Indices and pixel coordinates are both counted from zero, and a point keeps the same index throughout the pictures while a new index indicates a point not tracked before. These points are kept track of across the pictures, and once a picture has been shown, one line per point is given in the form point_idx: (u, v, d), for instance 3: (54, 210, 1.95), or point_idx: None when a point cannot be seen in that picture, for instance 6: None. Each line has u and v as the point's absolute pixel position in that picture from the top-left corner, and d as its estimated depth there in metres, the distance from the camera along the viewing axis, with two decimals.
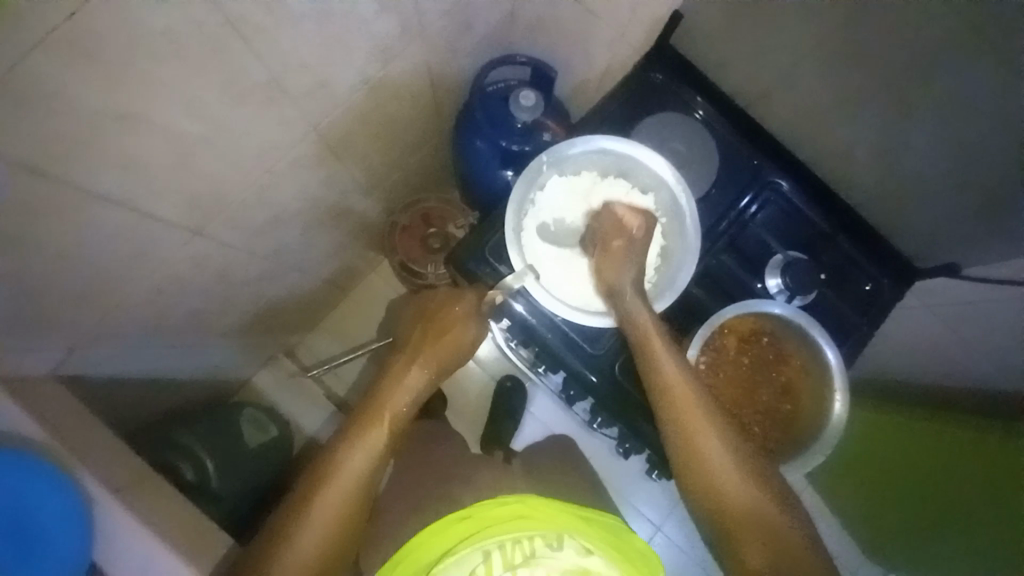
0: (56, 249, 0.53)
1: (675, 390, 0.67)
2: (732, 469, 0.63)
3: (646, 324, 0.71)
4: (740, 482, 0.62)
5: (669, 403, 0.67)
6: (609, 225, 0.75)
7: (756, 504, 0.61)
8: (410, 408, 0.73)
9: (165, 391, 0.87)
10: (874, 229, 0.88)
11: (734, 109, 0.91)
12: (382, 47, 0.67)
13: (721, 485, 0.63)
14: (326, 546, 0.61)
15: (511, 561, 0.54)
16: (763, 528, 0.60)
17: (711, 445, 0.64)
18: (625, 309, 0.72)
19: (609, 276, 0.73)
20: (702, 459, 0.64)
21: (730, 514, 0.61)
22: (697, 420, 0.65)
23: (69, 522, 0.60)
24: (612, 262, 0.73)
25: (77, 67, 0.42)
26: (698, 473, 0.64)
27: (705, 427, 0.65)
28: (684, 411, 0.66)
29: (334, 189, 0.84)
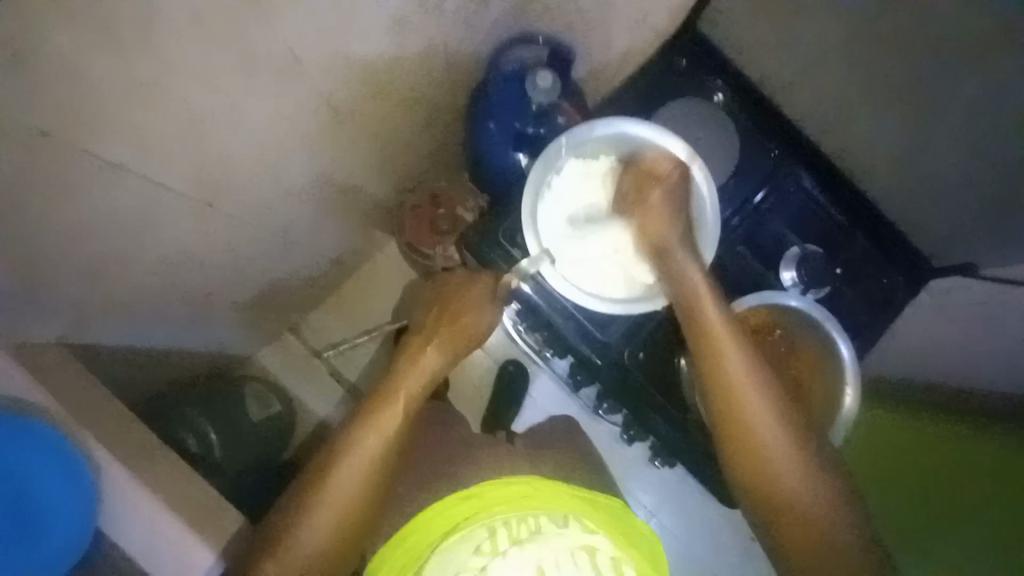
0: (66, 217, 0.52)
1: (724, 358, 0.66)
2: (777, 442, 0.63)
3: (689, 274, 0.70)
4: (783, 454, 0.63)
5: (715, 369, 0.67)
6: (641, 176, 0.74)
7: (792, 466, 0.63)
8: (422, 392, 0.73)
9: (170, 365, 0.87)
10: (890, 224, 0.88)
11: (754, 95, 0.89)
12: (398, 18, 0.64)
13: (761, 456, 0.63)
14: (339, 524, 0.62)
15: (516, 537, 0.53)
16: (797, 495, 0.62)
17: (756, 414, 0.64)
18: (673, 267, 0.71)
19: (654, 233, 0.73)
20: (746, 430, 0.64)
21: (764, 479, 0.63)
22: (746, 396, 0.65)
23: (72, 485, 0.59)
24: (652, 218, 0.73)
25: (82, 24, 0.40)
26: (737, 442, 0.65)
27: (754, 403, 0.65)
28: (730, 385, 0.66)
29: (344, 165, 0.82)
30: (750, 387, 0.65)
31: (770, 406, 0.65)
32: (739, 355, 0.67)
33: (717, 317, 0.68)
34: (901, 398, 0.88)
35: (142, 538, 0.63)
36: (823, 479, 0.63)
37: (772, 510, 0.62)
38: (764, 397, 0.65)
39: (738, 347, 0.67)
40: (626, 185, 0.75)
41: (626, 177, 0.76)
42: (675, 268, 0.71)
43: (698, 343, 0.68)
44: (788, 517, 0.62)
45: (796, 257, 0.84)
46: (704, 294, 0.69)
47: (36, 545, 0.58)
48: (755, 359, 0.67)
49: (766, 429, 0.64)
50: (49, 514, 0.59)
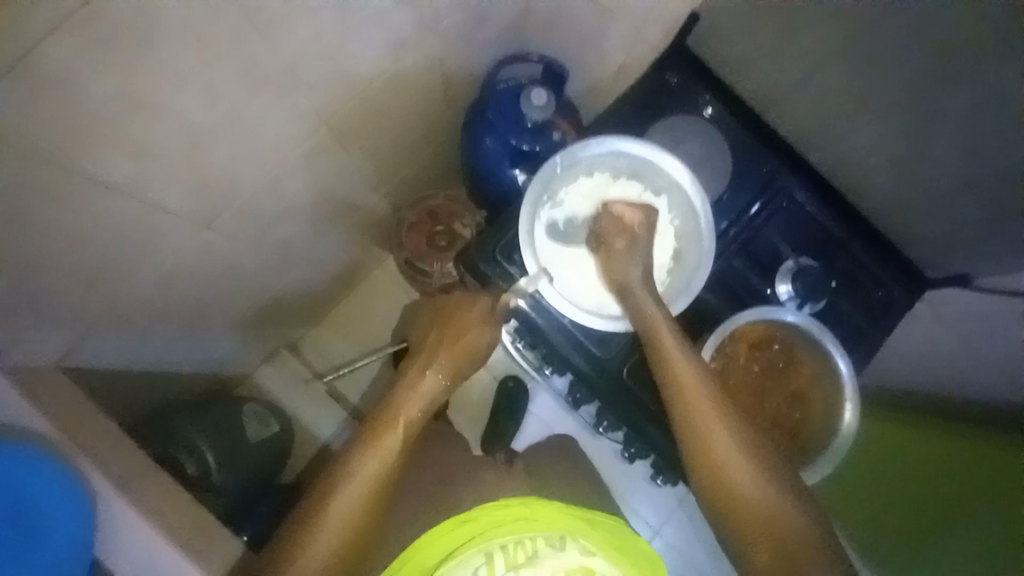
0: (63, 238, 0.52)
1: (682, 382, 0.67)
2: (745, 473, 0.63)
3: (645, 302, 0.73)
4: (752, 484, 0.62)
5: (676, 393, 0.67)
6: (609, 226, 0.76)
7: (760, 485, 0.62)
8: (423, 414, 0.73)
9: (169, 384, 0.86)
10: (884, 237, 0.89)
11: (744, 108, 0.91)
12: (395, 39, 0.66)
13: (731, 487, 0.63)
14: (338, 548, 0.61)
15: (513, 561, 0.55)
16: (771, 513, 0.61)
17: (717, 435, 0.65)
18: (633, 302, 0.73)
19: (615, 274, 0.74)
20: (715, 461, 0.64)
21: (736, 501, 0.62)
22: (711, 427, 0.65)
23: (67, 509, 0.59)
24: (613, 264, 0.74)
25: (85, 50, 0.40)
26: (706, 474, 0.64)
27: (717, 434, 0.65)
28: (694, 417, 0.66)
29: (342, 182, 0.83)
30: (714, 418, 0.66)
31: (735, 437, 0.65)
32: (702, 386, 0.67)
33: (674, 342, 0.70)
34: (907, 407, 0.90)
35: (136, 560, 0.62)
36: (790, 494, 0.62)
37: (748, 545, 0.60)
38: (724, 419, 0.66)
39: (701, 378, 0.68)
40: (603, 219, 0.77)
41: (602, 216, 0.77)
42: (634, 295, 0.73)
43: (658, 370, 0.69)
44: (762, 539, 0.60)
45: (791, 270, 0.85)
46: (663, 328, 0.71)
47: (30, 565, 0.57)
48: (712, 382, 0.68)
49: (736, 461, 0.63)
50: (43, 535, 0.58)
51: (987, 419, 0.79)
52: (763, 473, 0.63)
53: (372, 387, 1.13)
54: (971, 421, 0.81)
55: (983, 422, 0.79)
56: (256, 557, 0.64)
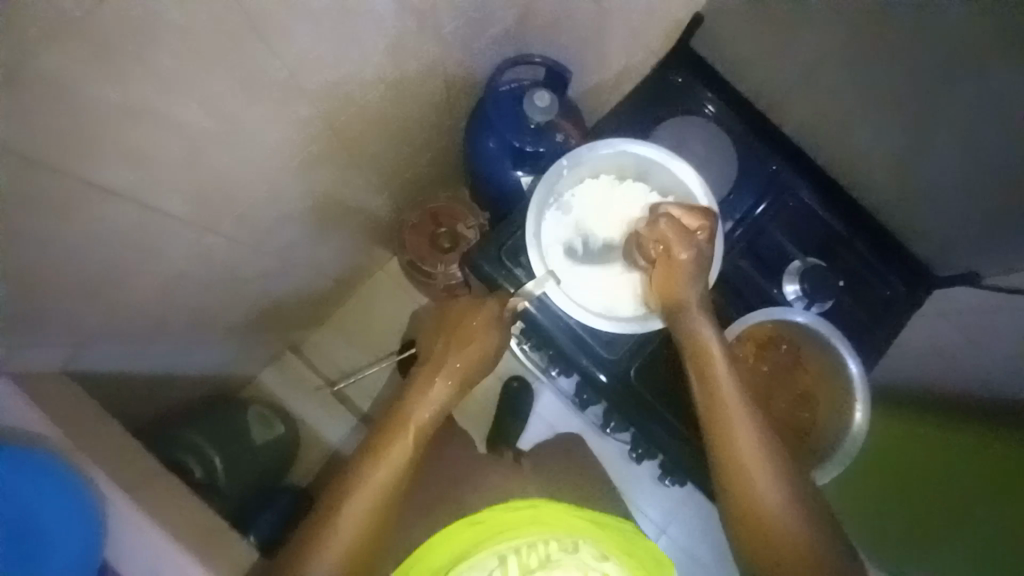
0: (65, 245, 0.52)
1: (730, 425, 0.65)
2: (800, 538, 0.60)
3: (697, 328, 0.70)
4: (804, 543, 0.60)
5: (722, 438, 0.65)
6: (665, 234, 0.70)
7: (810, 545, 0.59)
8: (432, 421, 0.73)
9: (172, 390, 0.86)
10: (892, 237, 0.88)
11: (741, 102, 0.90)
12: (397, 41, 0.65)
13: (779, 544, 0.60)
14: (349, 555, 0.61)
15: (526, 564, 0.53)
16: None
17: (763, 484, 0.63)
18: (683, 324, 0.71)
19: (672, 293, 0.71)
20: (761, 513, 0.62)
21: (780, 558, 0.60)
22: (755, 462, 0.63)
23: (74, 519, 0.59)
24: (673, 279, 0.71)
25: (85, 56, 0.40)
26: (745, 505, 0.63)
27: (762, 472, 0.63)
28: (739, 453, 0.64)
29: (343, 185, 0.83)
30: (760, 455, 0.64)
31: (778, 475, 0.63)
32: (749, 422, 0.65)
33: (724, 376, 0.68)
34: (910, 402, 0.89)
35: (148, 563, 0.62)
36: (838, 551, 0.60)
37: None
38: (773, 466, 0.63)
39: (749, 413, 0.66)
40: (645, 240, 0.73)
41: (647, 231, 0.73)
42: (659, 295, 0.73)
43: (702, 407, 0.68)
44: None
45: (798, 270, 0.84)
46: (714, 358, 0.69)
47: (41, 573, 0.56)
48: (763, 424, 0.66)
49: (782, 514, 0.61)
50: (42, 549, 0.56)
51: (992, 416, 0.75)
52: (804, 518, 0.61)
53: (378, 392, 1.12)
54: (977, 418, 0.77)
55: (990, 420, 0.75)
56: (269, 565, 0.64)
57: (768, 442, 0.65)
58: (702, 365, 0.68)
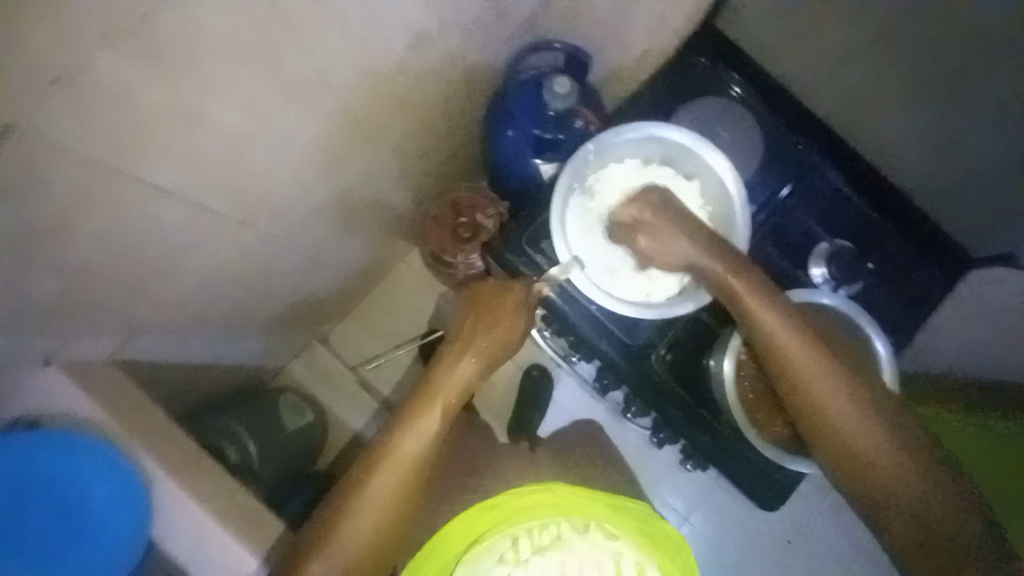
0: (116, 242, 0.54)
1: (783, 351, 0.69)
2: (870, 439, 0.66)
3: (717, 267, 0.71)
4: (874, 445, 0.66)
5: (779, 364, 0.69)
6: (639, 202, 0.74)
7: (876, 445, 0.66)
8: (458, 401, 0.76)
9: (211, 379, 0.90)
10: (926, 219, 0.86)
11: (768, 84, 0.88)
12: (421, 33, 0.66)
13: (854, 451, 0.67)
14: (378, 521, 0.68)
15: (538, 544, 0.58)
16: (886, 466, 0.66)
17: (827, 400, 0.68)
18: (706, 269, 0.72)
19: (669, 257, 0.73)
20: (828, 427, 0.68)
21: (856, 462, 0.67)
22: (851, 426, 0.67)
23: (120, 494, 0.62)
24: (662, 242, 0.72)
25: (134, 55, 0.41)
26: (822, 436, 0.68)
27: (863, 437, 0.67)
28: (821, 409, 0.68)
29: (369, 179, 0.84)
30: (854, 423, 0.67)
31: (875, 428, 0.67)
32: (832, 388, 0.68)
33: (763, 307, 0.70)
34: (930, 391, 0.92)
35: (190, 539, 0.66)
36: (904, 443, 0.66)
37: (879, 504, 0.66)
38: (832, 384, 0.68)
39: (830, 380, 0.68)
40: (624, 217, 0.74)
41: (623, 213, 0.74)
42: None
43: (754, 341, 0.70)
44: (891, 502, 0.66)
45: (825, 253, 0.83)
46: (772, 322, 0.69)
47: (87, 549, 0.60)
48: (813, 347, 0.69)
49: (848, 423, 0.67)
50: (90, 531, 0.61)
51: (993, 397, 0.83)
52: (909, 466, 0.65)
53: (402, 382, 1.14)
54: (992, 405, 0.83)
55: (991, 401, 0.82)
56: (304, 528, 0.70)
57: (861, 407, 0.67)
58: (774, 353, 0.69)
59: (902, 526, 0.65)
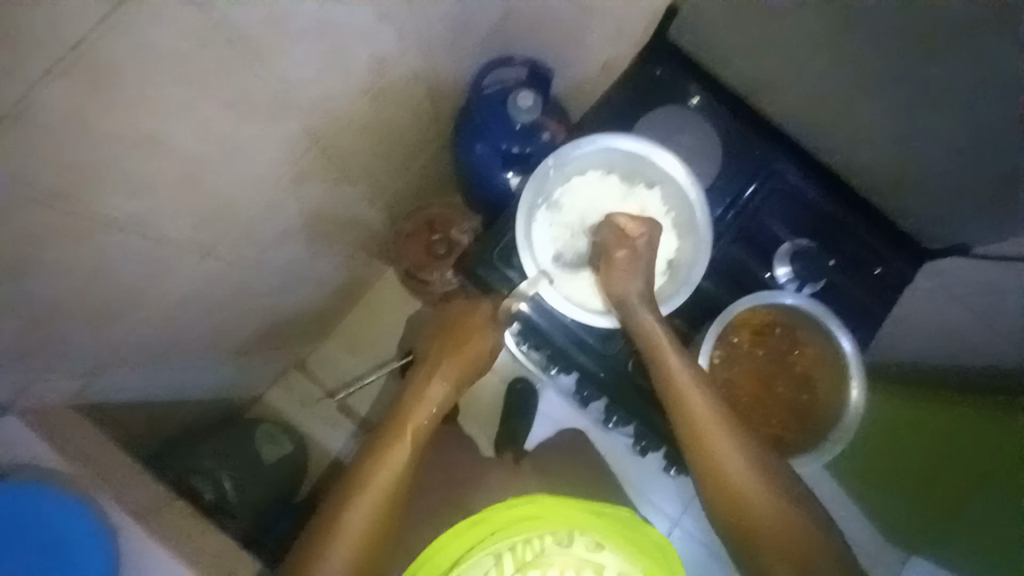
0: (68, 276, 0.53)
1: (688, 399, 0.70)
2: (759, 491, 0.67)
3: (646, 319, 0.73)
4: (764, 498, 0.66)
5: (683, 413, 0.70)
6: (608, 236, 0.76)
7: (766, 498, 0.66)
8: (431, 422, 0.76)
9: (182, 411, 0.88)
10: (881, 215, 0.87)
11: (728, 93, 0.90)
12: (379, 53, 0.66)
13: (745, 501, 0.67)
14: (355, 558, 0.64)
15: (521, 560, 0.56)
16: (775, 519, 0.65)
17: (724, 450, 0.68)
18: (630, 315, 0.74)
19: (616, 290, 0.75)
20: (724, 476, 0.68)
21: (748, 514, 0.66)
22: (744, 477, 0.67)
23: (89, 541, 0.60)
24: (616, 274, 0.75)
25: (74, 88, 0.41)
26: (720, 485, 0.68)
27: (750, 478, 0.67)
28: (719, 457, 0.68)
29: (336, 199, 0.84)
30: (751, 474, 0.67)
31: (765, 482, 0.67)
32: (731, 439, 0.68)
33: (673, 358, 0.71)
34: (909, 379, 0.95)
35: None
36: (789, 499, 0.67)
37: (761, 555, 0.65)
38: (731, 437, 0.69)
39: (731, 432, 0.69)
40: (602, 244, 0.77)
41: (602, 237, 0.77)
42: (644, 298, 0.74)
43: (661, 388, 0.72)
44: (780, 555, 0.64)
45: (789, 252, 0.85)
46: (679, 373, 0.71)
47: None
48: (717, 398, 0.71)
49: (741, 473, 0.67)
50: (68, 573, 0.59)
51: (944, 386, 0.92)
52: (799, 518, 0.66)
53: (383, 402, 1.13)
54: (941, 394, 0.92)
55: (942, 392, 0.92)
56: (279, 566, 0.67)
57: (754, 459, 0.68)
58: (676, 389, 0.70)
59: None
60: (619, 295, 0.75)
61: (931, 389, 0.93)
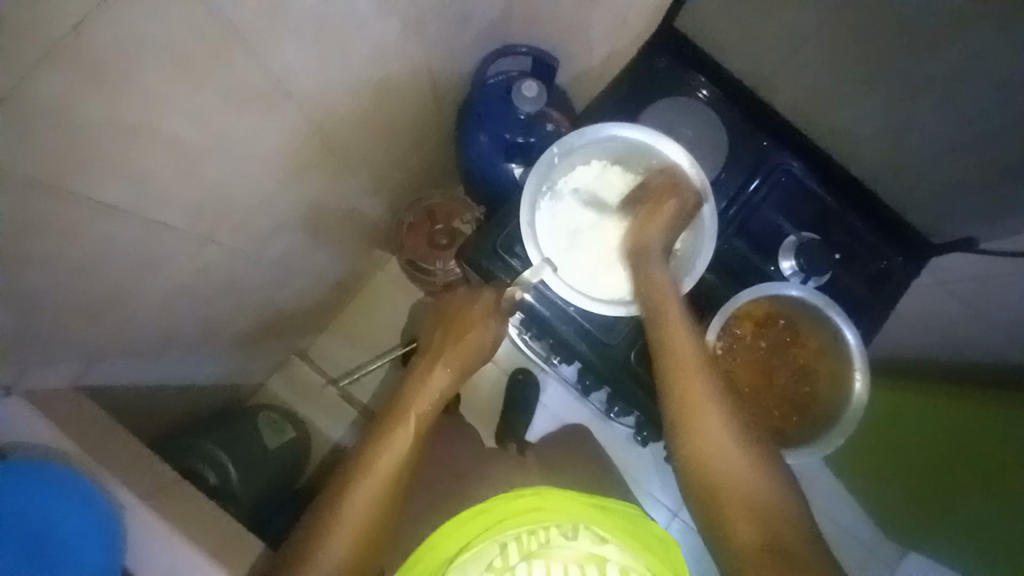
0: (69, 265, 0.52)
1: (683, 352, 0.70)
2: (733, 451, 0.65)
3: (656, 278, 0.74)
4: (737, 459, 0.65)
5: (676, 366, 0.69)
6: (659, 187, 0.77)
7: (739, 461, 0.65)
8: (433, 411, 0.77)
9: (182, 400, 0.88)
10: (890, 211, 0.88)
11: (737, 85, 0.89)
12: (381, 41, 0.65)
13: (718, 460, 0.65)
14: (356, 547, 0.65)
15: (526, 550, 0.56)
16: (744, 481, 0.63)
17: (709, 407, 0.67)
18: (643, 272, 0.75)
19: (638, 240, 0.76)
20: (701, 431, 0.66)
21: (718, 472, 0.65)
22: (722, 435, 0.66)
23: (94, 531, 0.61)
24: (654, 224, 0.76)
25: (76, 75, 0.40)
26: (698, 442, 0.66)
27: (750, 486, 0.63)
28: (702, 412, 0.67)
29: (337, 189, 0.83)
30: (728, 434, 0.66)
31: (741, 444, 0.66)
32: (717, 400, 0.68)
33: (677, 314, 0.72)
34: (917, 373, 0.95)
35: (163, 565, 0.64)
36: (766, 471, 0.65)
37: (728, 518, 0.62)
38: (720, 400, 0.68)
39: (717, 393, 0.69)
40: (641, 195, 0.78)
41: (643, 189, 0.78)
42: (642, 283, 0.74)
43: (658, 342, 0.71)
44: (743, 518, 0.61)
45: (794, 245, 0.84)
46: (680, 328, 0.71)
47: None
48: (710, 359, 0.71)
49: (719, 431, 0.66)
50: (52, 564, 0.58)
51: (953, 374, 0.89)
52: (770, 489, 0.63)
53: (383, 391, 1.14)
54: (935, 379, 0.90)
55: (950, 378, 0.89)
56: (280, 552, 0.67)
57: (736, 425, 0.67)
58: (682, 376, 0.69)
59: (751, 543, 0.59)
60: (641, 247, 0.76)
61: (944, 377, 0.90)
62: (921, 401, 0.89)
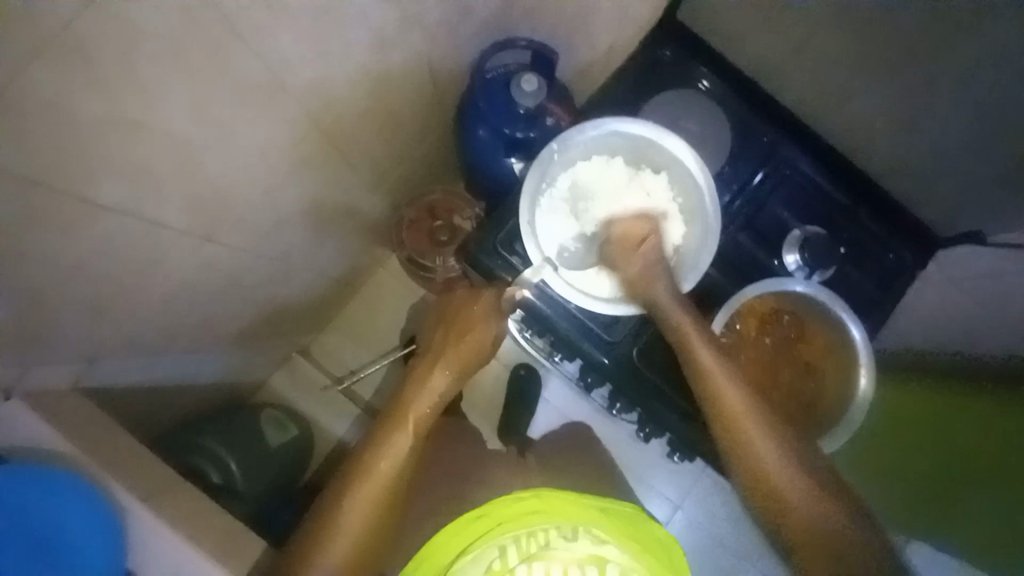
0: (68, 265, 0.52)
1: (715, 383, 0.68)
2: (794, 483, 0.63)
3: (672, 299, 0.72)
4: (801, 491, 0.62)
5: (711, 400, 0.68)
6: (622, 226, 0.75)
7: (802, 493, 0.62)
8: (431, 413, 0.76)
9: (182, 400, 0.88)
10: (890, 200, 0.87)
11: (739, 76, 0.87)
12: (380, 34, 0.64)
13: (783, 494, 0.62)
14: (358, 546, 0.65)
15: (525, 553, 0.55)
16: (812, 514, 0.60)
17: (754, 440, 0.66)
18: (649, 295, 0.72)
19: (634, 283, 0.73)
20: (754, 465, 0.65)
21: (785, 509, 0.62)
22: (776, 468, 0.64)
23: (96, 527, 0.60)
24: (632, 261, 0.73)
25: (70, 70, 0.40)
26: (756, 477, 0.64)
27: (814, 518, 0.60)
28: (749, 446, 0.65)
29: (337, 187, 0.83)
30: (783, 466, 0.64)
31: (800, 473, 0.63)
32: (761, 432, 0.66)
33: (700, 342, 0.70)
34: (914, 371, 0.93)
35: (168, 564, 0.64)
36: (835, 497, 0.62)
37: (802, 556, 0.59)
38: (762, 429, 0.66)
39: (758, 421, 0.67)
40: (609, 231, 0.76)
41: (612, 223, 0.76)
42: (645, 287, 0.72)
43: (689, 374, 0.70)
44: (815, 553, 0.59)
45: (798, 240, 0.83)
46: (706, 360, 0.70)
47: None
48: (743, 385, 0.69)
49: (773, 465, 0.64)
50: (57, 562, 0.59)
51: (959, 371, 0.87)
52: (846, 519, 0.60)
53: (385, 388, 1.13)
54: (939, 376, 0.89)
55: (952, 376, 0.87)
56: (283, 551, 0.67)
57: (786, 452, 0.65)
58: (728, 418, 0.67)
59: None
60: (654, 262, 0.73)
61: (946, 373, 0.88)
62: (924, 398, 0.89)
